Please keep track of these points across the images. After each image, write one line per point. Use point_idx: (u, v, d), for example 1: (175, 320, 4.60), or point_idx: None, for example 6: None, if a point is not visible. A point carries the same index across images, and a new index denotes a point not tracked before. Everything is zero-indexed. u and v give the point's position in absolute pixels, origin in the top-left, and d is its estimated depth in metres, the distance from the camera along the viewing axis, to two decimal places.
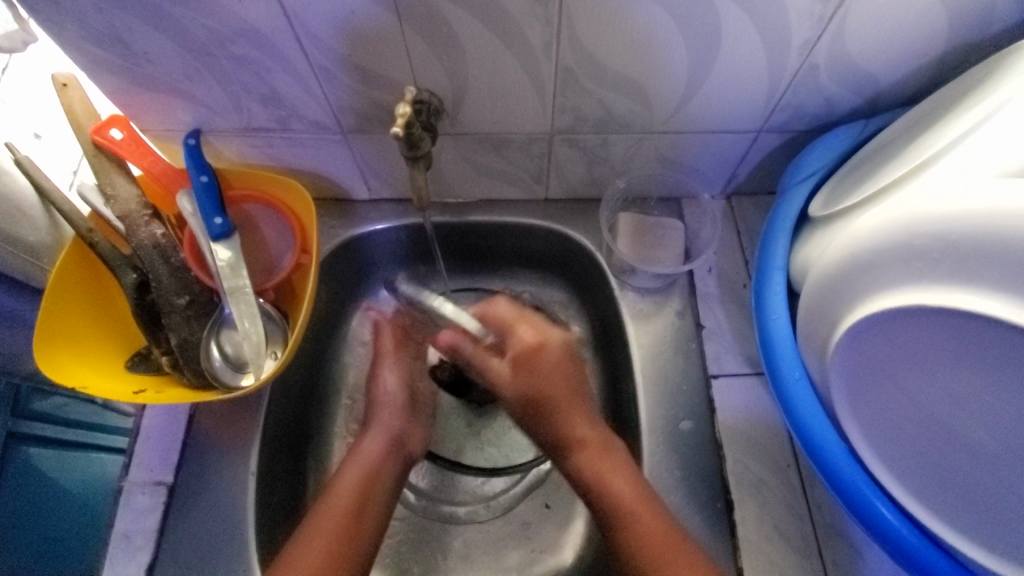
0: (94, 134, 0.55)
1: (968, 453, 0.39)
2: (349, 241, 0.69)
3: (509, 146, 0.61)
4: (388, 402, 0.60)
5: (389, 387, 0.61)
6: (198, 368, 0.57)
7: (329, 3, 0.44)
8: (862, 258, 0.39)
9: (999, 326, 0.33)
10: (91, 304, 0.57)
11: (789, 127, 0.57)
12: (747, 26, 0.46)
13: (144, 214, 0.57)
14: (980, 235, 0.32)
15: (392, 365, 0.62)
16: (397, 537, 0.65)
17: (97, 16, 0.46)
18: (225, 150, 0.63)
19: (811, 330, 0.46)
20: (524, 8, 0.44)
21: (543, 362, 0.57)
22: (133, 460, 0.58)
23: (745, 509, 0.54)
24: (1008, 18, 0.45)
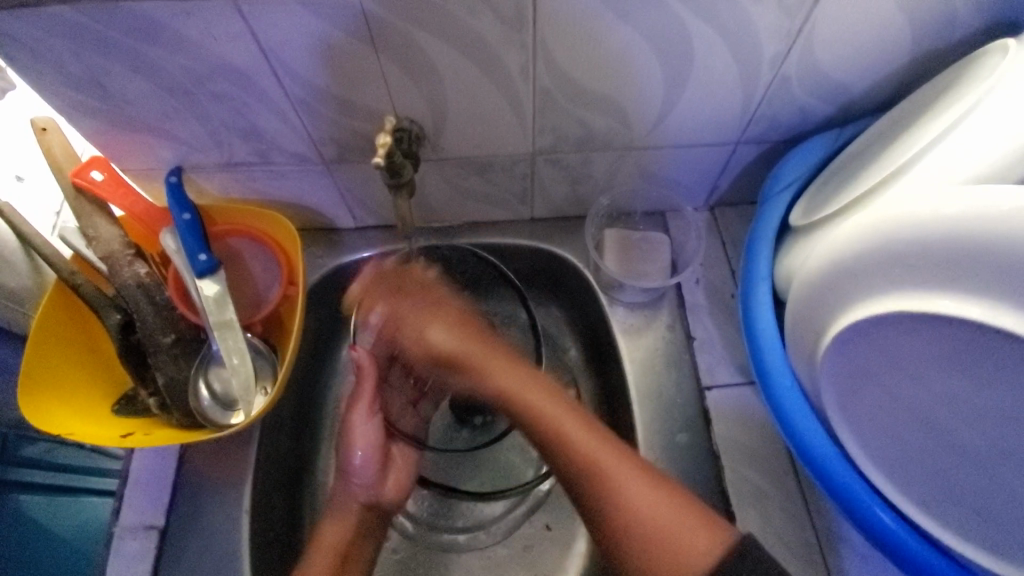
0: (74, 176, 0.55)
1: (962, 453, 0.40)
2: (337, 269, 0.69)
3: (492, 169, 0.61)
4: (369, 445, 0.60)
5: (364, 437, 0.60)
6: (187, 407, 0.56)
7: (306, 38, 0.45)
8: (843, 266, 0.39)
9: (982, 328, 0.33)
10: (75, 348, 0.56)
11: (766, 138, 0.58)
12: (718, 42, 0.47)
13: (127, 254, 0.57)
14: (955, 239, 0.33)
15: (364, 424, 0.60)
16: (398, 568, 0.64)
17: (74, 61, 0.46)
18: (208, 185, 0.63)
19: (798, 339, 0.46)
20: (499, 34, 0.45)
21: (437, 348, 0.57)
22: (123, 504, 0.57)
23: (747, 521, 0.54)
24: (969, 24, 0.47)
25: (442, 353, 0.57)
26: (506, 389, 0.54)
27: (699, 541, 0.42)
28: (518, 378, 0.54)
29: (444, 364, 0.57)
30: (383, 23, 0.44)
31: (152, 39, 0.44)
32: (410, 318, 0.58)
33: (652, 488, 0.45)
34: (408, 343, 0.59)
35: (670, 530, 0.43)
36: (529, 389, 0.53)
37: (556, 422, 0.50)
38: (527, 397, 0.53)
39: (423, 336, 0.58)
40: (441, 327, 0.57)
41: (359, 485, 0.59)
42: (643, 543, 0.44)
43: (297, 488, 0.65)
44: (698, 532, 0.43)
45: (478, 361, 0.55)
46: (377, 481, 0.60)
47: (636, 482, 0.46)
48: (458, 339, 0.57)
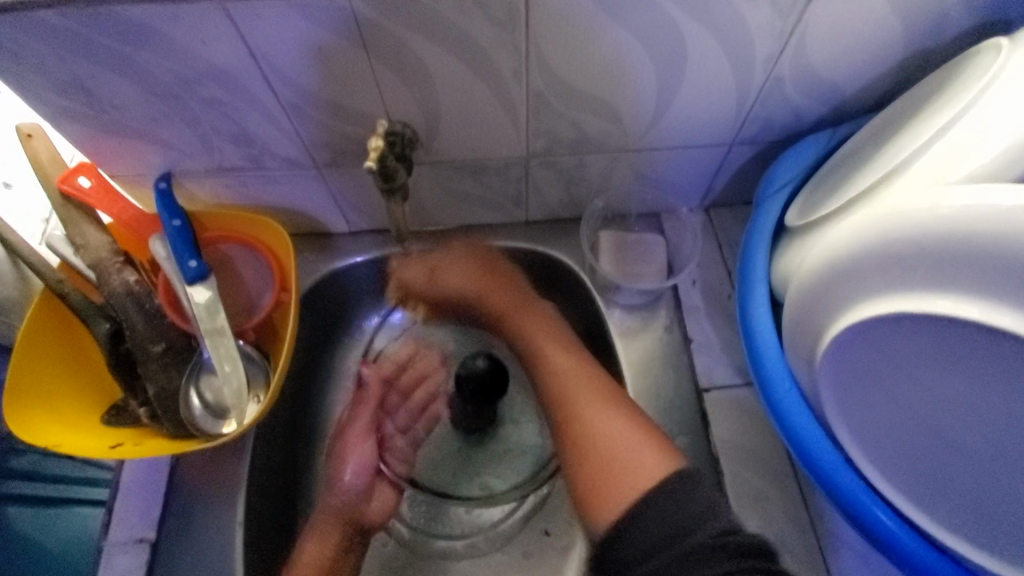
0: (60, 183, 0.54)
1: (962, 455, 0.39)
2: (330, 275, 0.68)
3: (486, 172, 0.61)
4: (360, 460, 0.61)
5: (355, 454, 0.62)
6: (178, 417, 0.55)
7: (297, 42, 0.44)
8: (840, 268, 0.39)
9: (982, 329, 0.33)
10: (63, 358, 0.55)
11: (760, 139, 0.58)
12: (712, 43, 0.47)
13: (116, 261, 0.56)
14: (954, 239, 0.33)
15: (355, 448, 0.62)
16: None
17: (59, 66, 0.45)
18: (198, 191, 0.62)
19: (796, 341, 0.46)
20: (492, 37, 0.45)
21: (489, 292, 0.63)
22: (113, 517, 0.56)
23: (747, 524, 0.53)
24: (960, 24, 0.47)
25: (460, 294, 0.64)
26: (537, 344, 0.59)
27: (653, 470, 0.47)
28: (545, 333, 0.59)
29: (465, 301, 0.65)
30: (374, 26, 0.43)
31: (139, 43, 0.44)
32: (450, 269, 0.64)
33: (628, 430, 0.50)
34: (443, 283, 0.64)
35: (627, 459, 0.48)
36: (553, 349, 0.58)
37: (560, 375, 0.56)
38: (547, 353, 0.58)
39: (440, 281, 0.64)
40: (458, 275, 0.64)
41: (343, 503, 0.59)
42: (597, 463, 0.49)
43: (291, 497, 0.64)
44: (649, 459, 0.48)
45: (511, 302, 0.62)
46: (363, 499, 0.60)
47: (618, 424, 0.51)
48: (478, 280, 0.63)
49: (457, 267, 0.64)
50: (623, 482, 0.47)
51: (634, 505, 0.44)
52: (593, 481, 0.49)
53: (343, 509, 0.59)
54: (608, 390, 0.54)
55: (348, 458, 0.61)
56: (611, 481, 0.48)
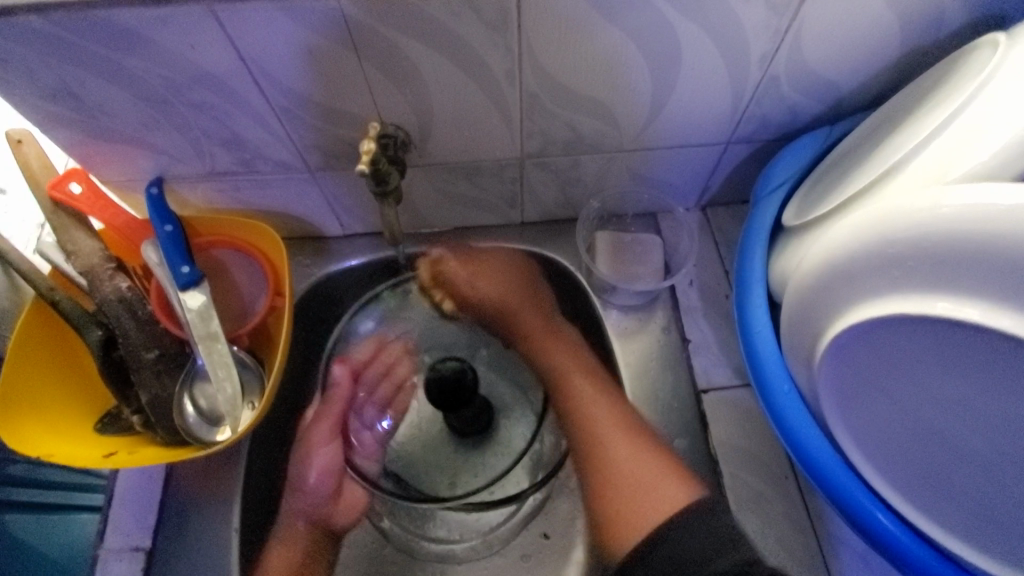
0: (51, 189, 0.54)
1: (962, 457, 0.39)
2: (326, 279, 0.68)
3: (480, 174, 0.60)
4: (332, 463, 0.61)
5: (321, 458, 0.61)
6: (172, 425, 0.55)
7: (289, 47, 0.44)
8: (839, 269, 0.38)
9: (982, 331, 0.32)
10: (56, 366, 0.55)
11: (756, 138, 0.58)
12: (706, 41, 0.46)
13: (108, 268, 0.55)
14: (954, 240, 0.32)
15: (316, 453, 0.61)
16: None
17: (46, 72, 0.45)
18: (190, 196, 0.61)
19: (795, 342, 0.46)
20: (484, 38, 0.44)
21: (484, 281, 0.65)
22: (108, 525, 0.55)
23: (747, 526, 0.53)
24: (958, 20, 0.46)
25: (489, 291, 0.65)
26: (561, 371, 0.60)
27: (671, 503, 0.47)
28: (569, 367, 0.60)
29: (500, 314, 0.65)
30: (365, 28, 0.43)
31: (126, 48, 0.43)
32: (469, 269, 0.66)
33: (647, 462, 0.51)
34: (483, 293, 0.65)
35: (648, 488, 0.49)
36: (594, 405, 0.56)
37: (587, 409, 0.56)
38: (569, 380, 0.59)
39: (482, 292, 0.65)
40: (510, 283, 0.65)
41: (314, 504, 0.60)
42: (613, 487, 0.51)
43: (288, 502, 0.64)
44: (669, 488, 0.49)
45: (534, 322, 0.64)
46: (328, 501, 0.60)
47: (645, 460, 0.51)
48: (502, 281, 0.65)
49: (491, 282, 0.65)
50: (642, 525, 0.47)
51: (668, 523, 0.45)
52: (613, 499, 0.50)
53: (311, 511, 0.59)
54: (631, 421, 0.54)
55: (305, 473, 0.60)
56: (623, 519, 0.48)
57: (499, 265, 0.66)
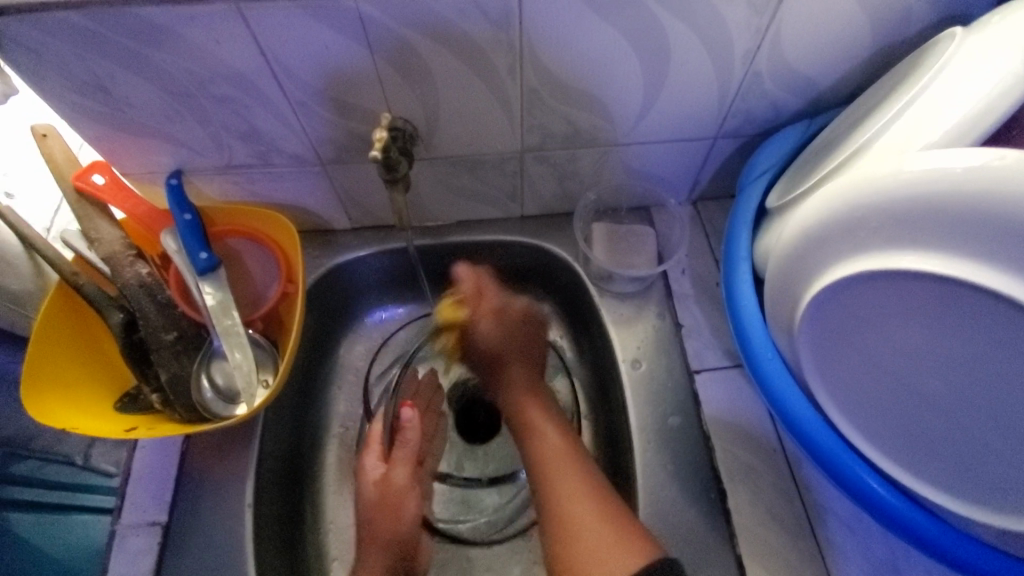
0: (75, 179, 0.57)
1: (931, 409, 0.42)
2: (335, 269, 0.71)
3: (483, 166, 0.64)
4: (405, 446, 0.60)
5: (397, 474, 0.58)
6: (189, 402, 0.57)
7: (306, 42, 0.48)
8: (812, 235, 0.42)
9: (940, 282, 0.36)
10: (79, 348, 0.57)
11: (742, 132, 0.62)
12: (693, 40, 0.50)
13: (129, 254, 0.58)
14: (908, 199, 0.35)
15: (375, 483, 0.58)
16: None
17: (80, 66, 0.48)
18: (207, 188, 0.64)
19: (777, 310, 0.49)
20: (488, 35, 0.48)
21: (496, 330, 0.63)
22: (126, 502, 0.58)
23: (738, 497, 0.56)
24: (922, 21, 0.51)
25: (496, 340, 0.63)
26: (529, 420, 0.58)
27: (621, 563, 0.45)
28: (521, 358, 0.63)
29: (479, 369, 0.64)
30: (378, 25, 0.46)
31: (155, 42, 0.46)
32: (483, 318, 0.63)
33: (606, 529, 0.48)
34: (479, 348, 0.63)
35: (594, 546, 0.47)
36: (535, 415, 0.58)
37: (550, 463, 0.54)
38: (539, 435, 0.56)
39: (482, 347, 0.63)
40: (493, 329, 0.63)
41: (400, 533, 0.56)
42: (567, 541, 0.49)
43: (299, 481, 0.66)
44: (621, 553, 0.46)
45: (520, 350, 0.63)
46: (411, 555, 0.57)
47: (601, 529, 0.48)
48: (506, 328, 0.63)
49: (474, 285, 0.64)
50: (582, 538, 0.48)
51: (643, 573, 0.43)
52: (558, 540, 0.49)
53: (394, 541, 0.55)
54: (602, 491, 0.51)
55: (406, 506, 0.57)
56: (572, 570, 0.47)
57: (516, 315, 0.65)
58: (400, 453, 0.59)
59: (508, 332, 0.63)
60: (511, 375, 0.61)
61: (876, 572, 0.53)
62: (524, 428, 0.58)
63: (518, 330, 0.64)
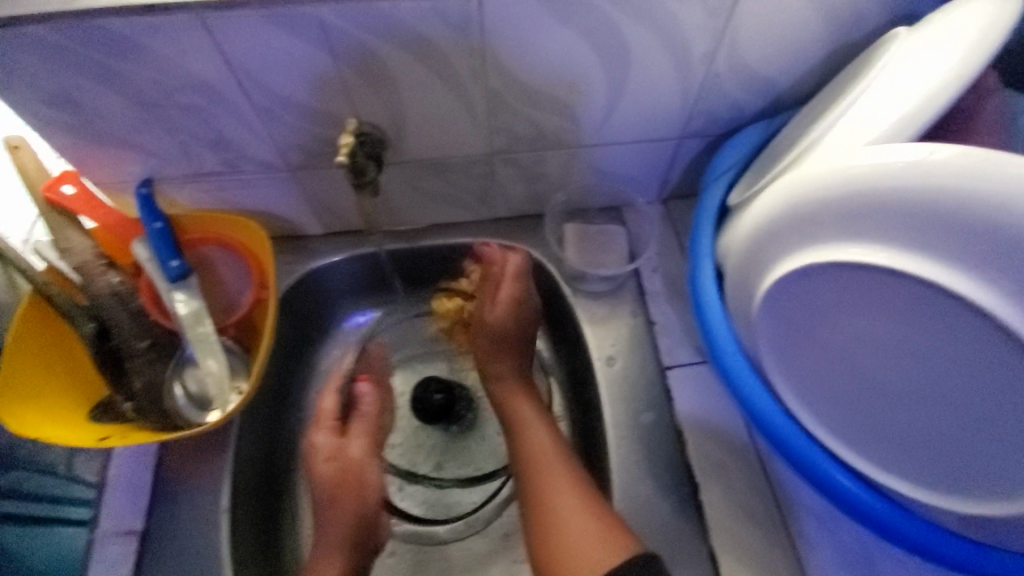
0: (45, 190, 0.57)
1: (884, 397, 0.44)
2: (309, 275, 0.71)
3: (453, 170, 0.64)
4: (365, 414, 0.63)
5: (353, 449, 0.60)
6: (163, 410, 0.58)
7: (270, 51, 0.48)
8: (766, 231, 0.43)
9: (883, 274, 0.37)
10: (51, 358, 0.57)
11: (706, 132, 0.63)
12: (652, 43, 0.51)
13: (100, 263, 0.58)
14: (851, 194, 0.37)
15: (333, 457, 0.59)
16: (391, 555, 0.65)
17: (44, 77, 0.48)
18: (179, 197, 0.65)
19: (738, 305, 0.50)
20: (450, 41, 0.49)
21: (502, 316, 0.66)
22: (102, 512, 0.57)
23: (710, 490, 0.56)
24: (872, 21, 0.52)
25: (503, 325, 0.66)
26: (519, 416, 0.61)
27: (605, 561, 0.47)
28: (507, 351, 0.66)
29: (494, 348, 0.66)
30: (341, 33, 0.47)
31: (120, 54, 0.47)
32: (499, 292, 0.66)
33: (593, 528, 0.50)
34: (487, 326, 0.66)
35: (581, 545, 0.49)
36: (531, 428, 0.60)
37: (543, 457, 0.57)
38: (528, 430, 0.60)
39: (477, 342, 0.66)
40: (500, 308, 0.66)
41: (362, 514, 0.57)
42: (552, 536, 0.51)
43: (277, 487, 0.66)
44: (603, 552, 0.48)
45: (505, 349, 0.66)
46: (376, 528, 0.58)
47: (586, 525, 0.50)
48: (516, 306, 0.66)
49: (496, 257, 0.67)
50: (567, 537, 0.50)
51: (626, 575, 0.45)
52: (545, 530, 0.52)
53: (358, 517, 0.57)
54: (587, 488, 0.54)
55: (370, 483, 0.59)
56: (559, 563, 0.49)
57: (520, 295, 0.67)
58: (361, 426, 0.62)
59: (520, 320, 0.66)
60: (501, 368, 0.65)
61: (844, 560, 0.54)
62: (516, 423, 0.61)
63: (523, 317, 0.66)
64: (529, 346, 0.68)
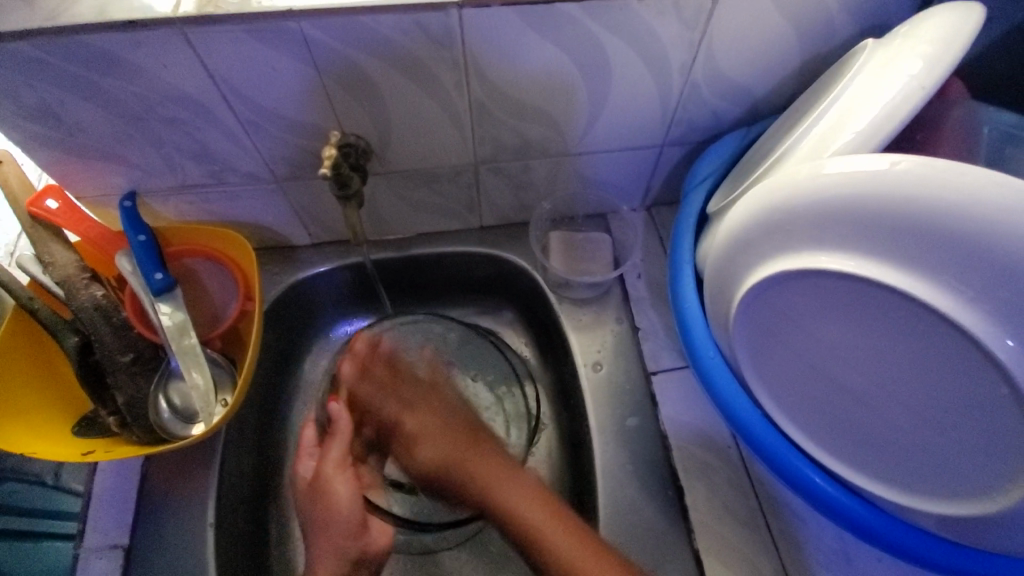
0: (30, 205, 0.56)
1: (857, 400, 0.45)
2: (295, 285, 0.71)
3: (438, 180, 0.65)
4: (308, 423, 0.56)
5: (307, 438, 0.55)
6: (147, 424, 0.57)
7: (253, 64, 0.48)
8: (740, 239, 0.44)
9: (850, 282, 0.38)
10: (35, 373, 0.57)
11: (687, 140, 0.64)
12: (631, 54, 0.52)
13: (84, 278, 0.58)
14: (818, 203, 0.38)
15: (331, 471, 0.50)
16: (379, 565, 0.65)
17: (25, 92, 0.48)
18: (162, 209, 0.64)
19: (716, 311, 0.51)
20: (431, 53, 0.49)
21: (426, 427, 0.54)
22: (86, 526, 0.57)
23: (695, 493, 0.57)
24: (844, 31, 0.54)
25: (424, 432, 0.54)
26: (504, 502, 0.49)
27: None
28: (442, 437, 0.53)
29: (418, 442, 0.53)
30: (323, 46, 0.48)
31: (103, 68, 0.47)
32: (406, 412, 0.55)
33: None
34: (400, 429, 0.54)
35: None
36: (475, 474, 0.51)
37: (532, 524, 0.48)
38: (510, 503, 0.49)
39: (407, 429, 0.54)
40: (435, 419, 0.54)
41: (342, 533, 0.47)
42: None
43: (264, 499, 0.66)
44: None
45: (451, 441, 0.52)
46: (356, 536, 0.47)
47: None
48: (438, 413, 0.55)
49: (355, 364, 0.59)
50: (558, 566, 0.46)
51: None
52: None
53: (331, 525, 0.47)
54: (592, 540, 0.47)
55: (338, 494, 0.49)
56: None
57: (432, 386, 0.57)
58: (308, 434, 0.56)
59: (454, 424, 0.54)
60: (474, 474, 0.51)
61: (828, 559, 0.55)
62: (477, 488, 0.50)
63: (431, 399, 0.56)
64: (453, 407, 0.56)
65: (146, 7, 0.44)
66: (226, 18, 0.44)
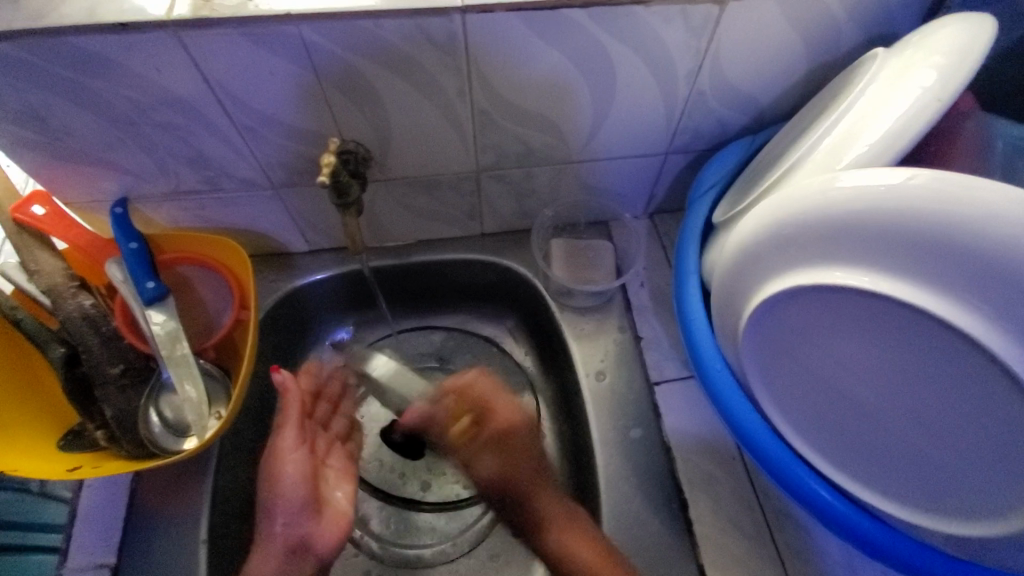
0: (14, 211, 0.55)
1: (869, 415, 0.44)
2: (292, 292, 0.70)
3: (438, 187, 0.64)
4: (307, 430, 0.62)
5: (300, 445, 0.62)
6: (137, 438, 0.56)
7: (250, 68, 0.47)
8: (749, 252, 0.43)
9: (866, 296, 0.37)
10: (18, 385, 0.55)
11: (691, 148, 0.63)
12: (636, 61, 0.51)
13: (71, 286, 0.56)
14: (833, 216, 0.37)
15: None
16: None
17: (12, 96, 0.47)
18: (155, 215, 0.63)
19: (723, 322, 0.50)
20: (434, 59, 0.48)
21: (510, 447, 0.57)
22: (72, 543, 0.55)
23: (699, 506, 0.56)
24: (851, 40, 0.53)
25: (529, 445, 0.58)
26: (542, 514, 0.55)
27: None
28: (523, 460, 0.57)
29: (502, 482, 0.56)
30: (323, 51, 0.46)
31: (93, 71, 0.45)
32: (494, 417, 0.58)
33: None
34: (478, 463, 0.57)
35: None
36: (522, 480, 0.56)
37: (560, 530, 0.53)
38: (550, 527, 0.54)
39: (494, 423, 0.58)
40: (489, 389, 0.59)
41: None
42: None
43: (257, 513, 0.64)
44: None
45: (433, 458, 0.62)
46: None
47: None
48: (518, 429, 0.58)
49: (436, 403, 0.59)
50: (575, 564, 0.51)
51: None
52: None
53: None
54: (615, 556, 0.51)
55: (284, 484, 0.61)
56: None
57: (523, 424, 0.58)
58: (299, 443, 0.61)
59: (524, 412, 0.59)
60: (528, 493, 0.56)
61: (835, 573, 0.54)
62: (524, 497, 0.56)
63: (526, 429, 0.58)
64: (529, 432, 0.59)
65: (139, 9, 0.42)
66: (221, 21, 0.43)
